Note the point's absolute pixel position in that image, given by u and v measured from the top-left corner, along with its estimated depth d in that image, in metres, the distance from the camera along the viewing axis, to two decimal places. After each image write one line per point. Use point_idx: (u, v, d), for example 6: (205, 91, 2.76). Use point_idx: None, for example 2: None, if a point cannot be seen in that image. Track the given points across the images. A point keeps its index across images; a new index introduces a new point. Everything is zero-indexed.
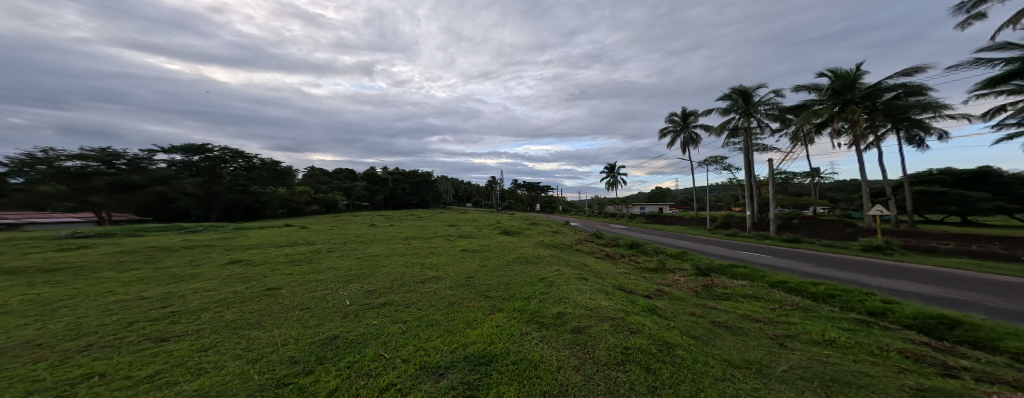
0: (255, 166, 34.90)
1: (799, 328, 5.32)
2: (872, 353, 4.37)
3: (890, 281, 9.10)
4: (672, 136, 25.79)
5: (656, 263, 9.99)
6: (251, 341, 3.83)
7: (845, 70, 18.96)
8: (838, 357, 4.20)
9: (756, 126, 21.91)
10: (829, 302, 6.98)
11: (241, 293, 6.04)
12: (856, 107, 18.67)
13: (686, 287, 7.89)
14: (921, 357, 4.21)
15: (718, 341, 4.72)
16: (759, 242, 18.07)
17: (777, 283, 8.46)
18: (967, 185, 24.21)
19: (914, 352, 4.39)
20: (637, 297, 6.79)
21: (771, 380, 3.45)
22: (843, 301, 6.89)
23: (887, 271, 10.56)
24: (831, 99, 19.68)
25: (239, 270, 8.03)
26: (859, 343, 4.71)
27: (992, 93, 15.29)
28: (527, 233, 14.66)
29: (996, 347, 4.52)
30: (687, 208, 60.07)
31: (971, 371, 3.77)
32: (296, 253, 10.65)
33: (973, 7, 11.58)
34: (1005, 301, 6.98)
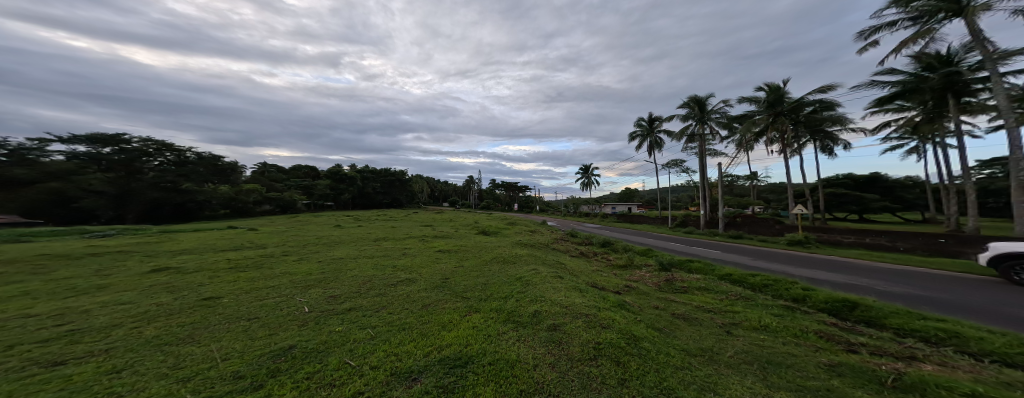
0: (187, 161, 31.94)
1: (741, 316, 5.90)
2: (796, 335, 4.97)
3: (814, 271, 10.36)
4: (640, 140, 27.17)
5: (625, 260, 10.52)
6: (182, 358, 3.44)
7: (777, 85, 21.39)
8: (772, 340, 4.73)
9: (709, 133, 23.83)
10: (762, 290, 7.85)
11: (168, 305, 5.38)
12: (785, 119, 21.02)
13: (650, 282, 8.41)
14: (832, 336, 4.86)
15: (678, 332, 5.08)
16: (712, 238, 19.65)
17: (725, 276, 9.27)
18: (864, 188, 28.64)
19: (827, 332, 5.05)
20: (608, 293, 7.11)
21: (720, 366, 3.79)
22: (773, 289, 7.76)
23: (814, 262, 11.99)
24: (766, 110, 21.89)
25: (166, 279, 7.15)
26: (786, 326, 5.34)
27: (883, 110, 18.18)
28: (505, 233, 14.64)
29: (883, 325, 5.35)
30: (652, 208, 63.75)
31: (866, 346, 4.43)
32: (241, 258, 9.73)
33: (869, 36, 13.68)
34: (895, 285, 8.29)
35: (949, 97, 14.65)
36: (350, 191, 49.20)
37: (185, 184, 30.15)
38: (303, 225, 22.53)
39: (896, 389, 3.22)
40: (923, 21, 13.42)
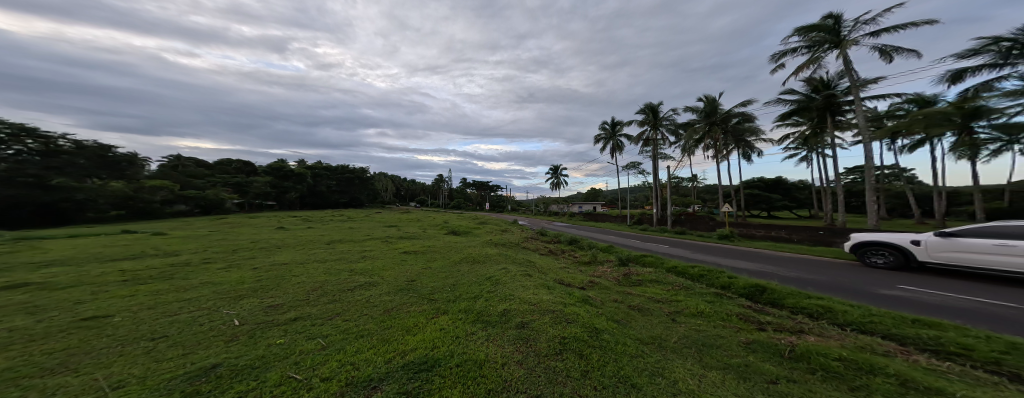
0: (61, 152, 25.22)
1: (682, 304, 6.50)
2: (724, 318, 5.60)
3: (737, 261, 11.76)
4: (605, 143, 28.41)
5: (589, 257, 11.00)
6: (56, 391, 2.81)
7: (712, 97, 23.92)
8: (707, 325, 5.27)
9: (660, 139, 25.79)
10: (696, 280, 8.75)
11: (29, 330, 4.32)
12: (718, 128, 23.56)
13: (612, 276, 8.89)
14: (749, 318, 5.56)
15: (634, 322, 5.45)
16: (663, 235, 21.26)
17: (671, 268, 10.12)
18: (770, 189, 33.54)
19: (745, 314, 5.75)
20: (573, 290, 7.36)
21: (667, 351, 4.15)
22: (705, 278, 8.69)
23: (739, 253, 13.64)
24: (704, 119, 24.30)
25: (31, 298, 5.88)
26: (715, 311, 5.99)
27: (783, 123, 21.46)
28: (475, 233, 14.42)
29: (783, 304, 6.29)
30: (613, 207, 67.33)
31: (771, 324, 5.16)
32: (140, 269, 8.34)
33: (778, 59, 15.89)
34: (787, 270, 9.77)
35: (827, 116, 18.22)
36: (298, 189, 45.00)
37: (57, 179, 23.17)
38: (246, 226, 20.23)
39: (792, 358, 3.77)
40: (814, 50, 16.11)
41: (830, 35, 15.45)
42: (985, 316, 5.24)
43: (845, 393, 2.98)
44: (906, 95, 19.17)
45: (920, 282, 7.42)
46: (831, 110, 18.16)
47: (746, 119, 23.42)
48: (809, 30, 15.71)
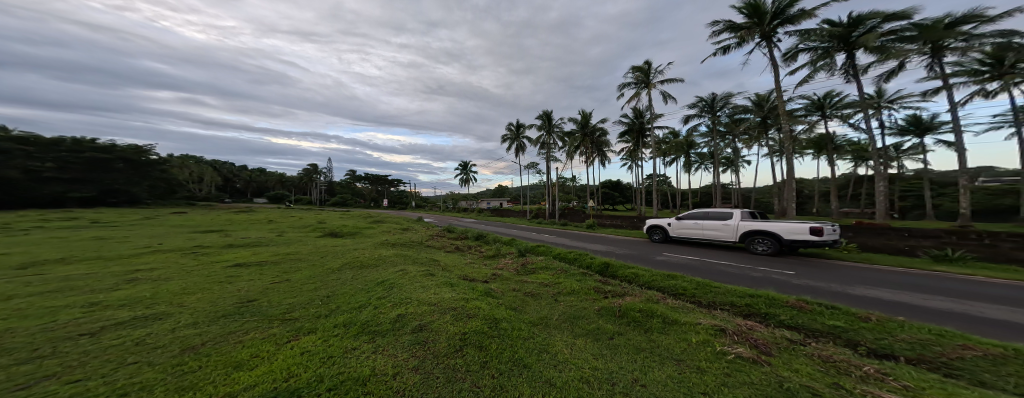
0: None
1: (560, 285, 7.25)
2: (585, 292, 6.44)
3: (591, 244, 13.70)
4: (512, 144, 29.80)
5: (493, 250, 11.30)
6: None
7: (587, 113, 27.90)
8: (577, 299, 5.99)
9: (553, 143, 28.72)
10: (570, 263, 9.72)
11: None
12: (590, 138, 27.85)
13: (511, 267, 9.31)
14: (601, 289, 6.56)
15: (527, 307, 5.82)
16: (552, 226, 23.55)
17: (555, 254, 11.08)
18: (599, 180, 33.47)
19: (601, 286, 6.75)
20: (477, 284, 7.05)
21: (552, 329, 4.48)
22: (576, 259, 9.90)
23: (590, 238, 16.20)
24: (581, 130, 28.20)
25: None
26: (583, 287, 6.81)
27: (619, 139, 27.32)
28: (368, 234, 12.81)
29: (616, 274, 7.82)
30: (513, 203, 71.19)
31: (614, 292, 6.23)
32: None
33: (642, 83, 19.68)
34: (618, 248, 11.93)
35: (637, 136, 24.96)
36: None
37: None
38: None
39: (622, 315, 4.67)
40: (636, 86, 20.90)
41: (644, 76, 20.44)
42: (717, 272, 7.64)
43: (641, 333, 4.02)
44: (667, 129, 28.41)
45: (695, 253, 10.56)
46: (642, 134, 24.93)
47: (602, 134, 28.43)
48: (637, 70, 20.32)
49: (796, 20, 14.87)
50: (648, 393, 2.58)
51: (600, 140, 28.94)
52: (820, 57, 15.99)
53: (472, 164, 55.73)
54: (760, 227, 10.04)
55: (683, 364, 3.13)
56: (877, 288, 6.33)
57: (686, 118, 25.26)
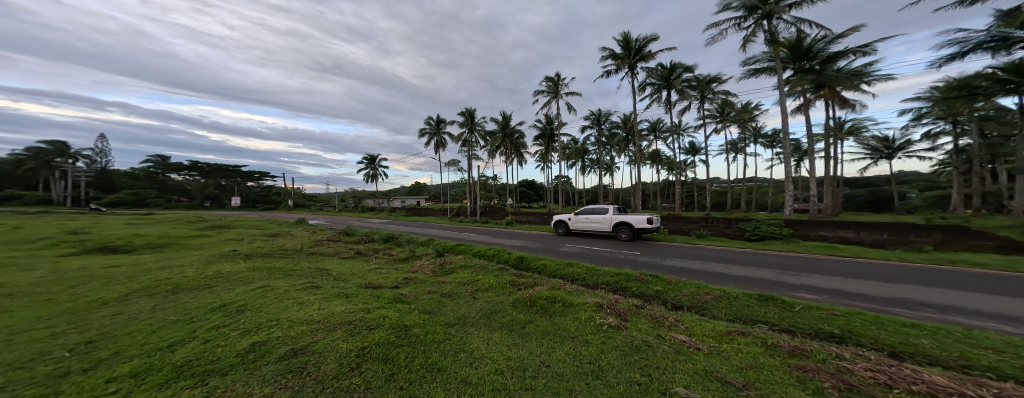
0: None
1: (476, 282, 6.95)
2: (501, 287, 6.31)
3: (508, 240, 13.88)
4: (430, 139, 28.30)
5: (407, 253, 10.38)
6: None
7: (508, 115, 28.42)
8: (494, 295, 5.78)
9: (475, 142, 28.37)
10: (490, 259, 9.60)
11: None
12: (510, 139, 28.56)
13: (427, 269, 8.65)
14: (518, 282, 6.55)
15: (444, 309, 5.26)
16: (472, 225, 23.25)
17: (476, 252, 10.78)
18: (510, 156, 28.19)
19: (518, 280, 6.72)
20: (383, 290, 6.12)
21: (471, 327, 4.12)
22: (494, 255, 9.86)
23: (507, 234, 16.48)
24: (501, 130, 28.75)
25: None
26: (501, 282, 6.64)
27: (533, 142, 28.88)
28: (232, 242, 10.12)
29: (528, 266, 8.06)
30: (433, 202, 68.05)
31: (528, 284, 6.27)
32: None
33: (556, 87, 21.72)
34: (532, 243, 12.28)
35: (548, 140, 26.95)
36: None
37: None
38: None
39: (532, 302, 4.74)
40: (547, 95, 22.34)
41: (555, 87, 22.02)
42: (616, 260, 8.28)
43: (547, 317, 4.15)
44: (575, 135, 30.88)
45: (595, 243, 11.69)
46: (553, 138, 26.95)
47: (521, 136, 29.43)
48: (549, 80, 21.72)
49: (647, 58, 18.00)
50: (553, 373, 2.57)
51: (519, 141, 29.84)
52: (657, 91, 19.74)
53: (381, 159, 50.97)
54: (622, 218, 12.15)
55: (578, 340, 3.26)
56: (707, 262, 8.02)
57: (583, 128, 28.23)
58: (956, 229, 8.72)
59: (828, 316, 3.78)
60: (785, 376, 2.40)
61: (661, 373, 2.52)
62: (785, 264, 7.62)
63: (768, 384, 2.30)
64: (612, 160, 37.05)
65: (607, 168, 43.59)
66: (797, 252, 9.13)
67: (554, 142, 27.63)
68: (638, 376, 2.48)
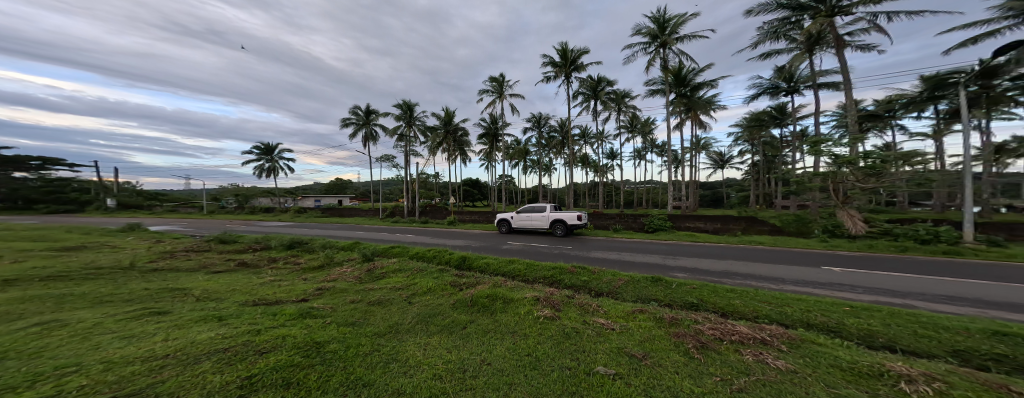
0: None
1: (408, 283, 5.62)
2: (441, 290, 4.98)
3: (447, 239, 13.40)
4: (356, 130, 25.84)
5: (320, 260, 8.67)
6: None
7: (451, 111, 27.52)
8: (434, 295, 4.72)
9: (413, 137, 26.69)
10: (427, 261, 7.85)
11: None
12: (452, 136, 27.66)
13: (349, 277, 6.83)
14: (460, 284, 5.33)
15: (373, 318, 3.72)
16: (406, 225, 21.74)
17: (409, 253, 8.73)
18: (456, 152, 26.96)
19: (464, 280, 5.58)
20: (284, 305, 4.31)
21: (408, 336, 3.10)
22: (436, 256, 8.60)
23: (444, 234, 15.93)
24: (443, 126, 27.75)
25: None
26: (440, 284, 5.32)
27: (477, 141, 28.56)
28: (51, 256, 7.36)
29: (469, 263, 7.36)
30: (361, 201, 61.76)
31: (469, 283, 5.37)
32: None
33: (500, 87, 21.73)
34: (469, 242, 12.04)
35: (492, 139, 26.99)
36: None
37: None
38: None
39: (473, 301, 4.30)
40: (492, 94, 22.28)
41: (499, 87, 22.09)
42: (548, 255, 8.68)
43: (491, 317, 3.79)
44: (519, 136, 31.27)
45: (530, 239, 12.02)
46: (495, 137, 27.06)
47: (465, 134, 28.66)
48: (494, 80, 21.72)
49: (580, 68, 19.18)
50: (493, 369, 2.39)
51: (463, 139, 29.11)
52: (586, 100, 21.20)
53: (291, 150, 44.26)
54: (558, 216, 12.68)
55: (517, 335, 3.16)
56: (626, 252, 8.78)
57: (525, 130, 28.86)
58: (753, 218, 11.71)
59: (691, 289, 4.50)
60: (667, 344, 2.82)
61: (586, 356, 2.61)
62: (682, 250, 8.74)
63: (659, 353, 2.63)
64: (550, 161, 38.67)
65: (546, 169, 45.74)
66: (688, 240, 10.60)
67: (498, 141, 27.57)
68: (569, 361, 2.50)
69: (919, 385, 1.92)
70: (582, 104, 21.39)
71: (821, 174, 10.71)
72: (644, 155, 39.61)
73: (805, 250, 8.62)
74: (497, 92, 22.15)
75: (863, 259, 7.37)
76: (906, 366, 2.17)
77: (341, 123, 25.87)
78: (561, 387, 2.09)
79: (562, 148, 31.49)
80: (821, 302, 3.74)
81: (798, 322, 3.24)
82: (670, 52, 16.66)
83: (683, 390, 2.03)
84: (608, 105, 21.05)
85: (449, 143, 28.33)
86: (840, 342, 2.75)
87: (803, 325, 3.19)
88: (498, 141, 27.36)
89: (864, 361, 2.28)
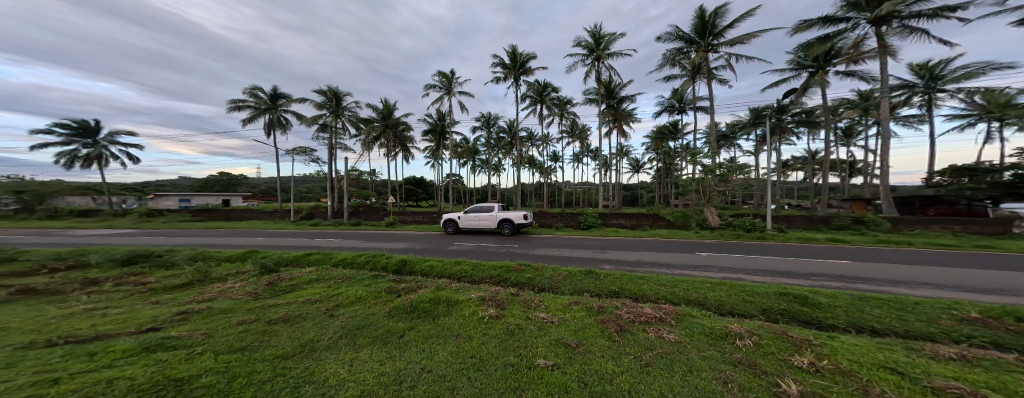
0: None
1: (334, 295, 4.70)
2: (370, 298, 4.51)
3: (384, 243, 12.37)
4: (253, 113, 22.58)
5: (186, 276, 5.76)
6: None
7: (392, 103, 25.83)
8: (365, 307, 4.13)
9: (341, 128, 24.18)
10: (360, 268, 6.99)
11: None
12: (389, 131, 25.77)
13: (236, 293, 4.65)
14: (395, 289, 4.96)
15: (276, 339, 2.91)
16: (335, 228, 19.43)
17: (339, 261, 7.45)
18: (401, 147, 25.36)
19: (397, 287, 5.11)
20: (114, 342, 2.72)
21: (329, 355, 2.65)
22: (368, 263, 7.22)
23: (379, 237, 14.73)
24: (381, 120, 25.75)
25: None
26: (370, 292, 4.81)
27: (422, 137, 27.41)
28: None
29: (410, 268, 6.84)
30: (269, 201, 52.89)
31: (405, 289, 4.97)
32: None
33: (448, 84, 21.30)
34: (409, 245, 11.36)
35: (438, 135, 26.06)
36: None
37: None
38: None
39: (412, 306, 4.03)
40: (440, 90, 21.61)
41: (448, 83, 21.52)
42: (489, 254, 8.76)
43: (432, 322, 3.57)
44: (465, 134, 30.90)
45: (472, 240, 11.90)
46: (442, 135, 26.23)
47: (407, 129, 27.05)
48: (443, 75, 21.09)
49: (528, 72, 19.77)
50: (433, 376, 2.29)
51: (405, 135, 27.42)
52: (533, 104, 21.94)
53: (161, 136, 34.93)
54: (506, 215, 12.91)
55: (460, 337, 3.09)
56: (563, 248, 9.34)
57: (475, 129, 28.60)
58: (656, 215, 13.66)
59: (615, 279, 5.05)
60: (596, 330, 3.14)
61: (527, 351, 2.74)
62: (612, 245, 9.62)
63: (590, 340, 2.91)
64: (499, 161, 38.82)
65: (495, 169, 46.16)
66: (616, 236, 11.72)
67: (444, 138, 26.75)
68: (513, 358, 2.58)
69: (746, 340, 2.58)
70: (529, 107, 22.04)
71: (695, 179, 12.90)
72: (581, 158, 42.30)
73: (698, 240, 10.26)
74: (445, 88, 21.59)
75: (736, 245, 9.16)
76: (740, 326, 2.86)
77: (228, 105, 21.96)
78: (504, 385, 2.15)
79: (507, 147, 31.95)
80: (696, 281, 4.59)
81: (681, 300, 3.92)
82: (603, 67, 18.25)
83: (608, 371, 2.29)
84: (552, 110, 22.13)
85: (388, 138, 26.36)
86: (706, 313, 3.47)
87: (685, 301, 3.89)
88: (445, 137, 26.44)
89: (718, 326, 2.94)
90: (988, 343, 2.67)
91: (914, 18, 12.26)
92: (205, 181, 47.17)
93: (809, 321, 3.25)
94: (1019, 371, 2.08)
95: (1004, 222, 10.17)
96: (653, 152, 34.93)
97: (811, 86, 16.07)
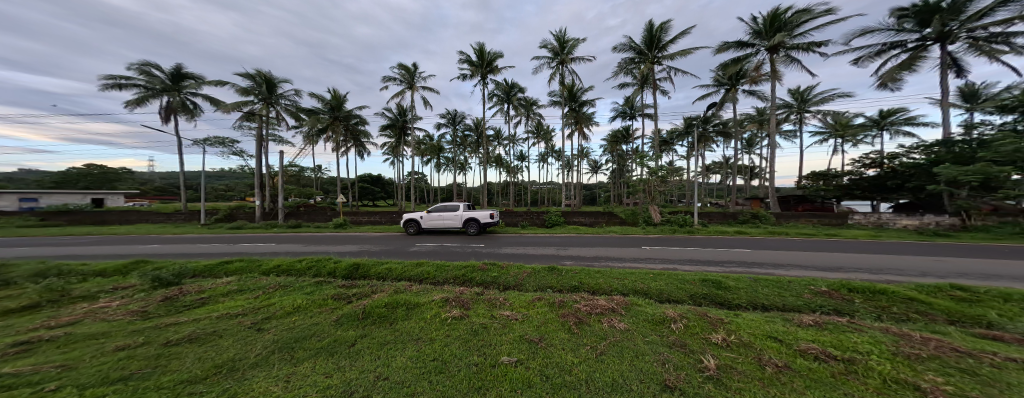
0: None
1: (266, 306, 4.12)
2: (309, 307, 4.06)
3: (334, 246, 11.34)
4: (142, 94, 18.75)
5: (37, 296, 4.56)
6: None
7: (341, 94, 23.43)
8: (305, 317, 3.71)
9: (274, 118, 21.27)
10: (300, 275, 6.26)
11: None
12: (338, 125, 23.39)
13: (117, 313, 3.81)
14: (343, 295, 4.55)
15: (178, 363, 2.46)
16: (267, 231, 17.11)
17: (271, 269, 6.57)
18: None
19: (342, 293, 4.68)
20: None
21: (250, 375, 2.31)
22: (310, 270, 6.48)
23: (327, 240, 13.44)
24: (329, 112, 23.27)
25: None
26: (310, 300, 4.33)
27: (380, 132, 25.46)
28: None
29: (360, 273, 6.31)
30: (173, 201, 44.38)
31: (357, 295, 4.58)
32: None
33: (410, 77, 20.12)
34: (361, 247, 10.53)
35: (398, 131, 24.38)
36: None
37: None
38: None
39: (366, 312, 3.75)
40: (401, 83, 20.32)
41: (409, 77, 20.30)
42: (451, 254, 8.51)
43: (387, 328, 3.34)
44: (426, 129, 29.54)
45: (431, 240, 11.43)
46: (403, 131, 24.75)
47: (361, 122, 24.80)
48: (404, 68, 19.85)
49: (496, 71, 19.57)
50: (389, 384, 2.16)
51: (358, 129, 25.11)
52: (500, 103, 21.89)
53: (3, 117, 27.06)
54: (472, 215, 12.66)
55: (421, 340, 2.96)
56: (525, 246, 9.49)
57: (439, 125, 27.44)
58: (612, 213, 14.68)
59: (574, 274, 5.29)
60: (557, 324, 3.26)
61: (491, 349, 2.74)
62: (573, 242, 10.04)
63: (551, 334, 3.01)
64: (465, 160, 38.10)
65: (461, 167, 45.04)
66: (575, 234, 12.24)
67: (406, 135, 25.24)
68: (477, 358, 2.55)
69: (678, 323, 2.92)
70: (497, 106, 21.92)
71: (642, 180, 14.04)
72: (545, 159, 43.49)
73: (647, 236, 11.24)
74: (407, 81, 20.33)
75: (677, 239, 10.23)
76: (674, 312, 3.22)
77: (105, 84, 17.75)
78: (466, 385, 2.12)
79: (471, 145, 31.31)
80: (640, 272, 5.04)
81: (630, 291, 4.28)
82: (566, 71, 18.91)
83: (568, 363, 2.40)
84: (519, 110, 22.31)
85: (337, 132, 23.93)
86: (649, 301, 3.84)
87: (632, 292, 4.25)
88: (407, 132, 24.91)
89: (657, 312, 3.27)
90: (833, 310, 3.44)
91: (797, 50, 14.99)
92: (65, 174, 37.07)
93: (722, 302, 3.78)
94: (849, 330, 2.70)
95: (841, 215, 13.07)
96: (608, 154, 37.40)
97: (728, 101, 18.67)
